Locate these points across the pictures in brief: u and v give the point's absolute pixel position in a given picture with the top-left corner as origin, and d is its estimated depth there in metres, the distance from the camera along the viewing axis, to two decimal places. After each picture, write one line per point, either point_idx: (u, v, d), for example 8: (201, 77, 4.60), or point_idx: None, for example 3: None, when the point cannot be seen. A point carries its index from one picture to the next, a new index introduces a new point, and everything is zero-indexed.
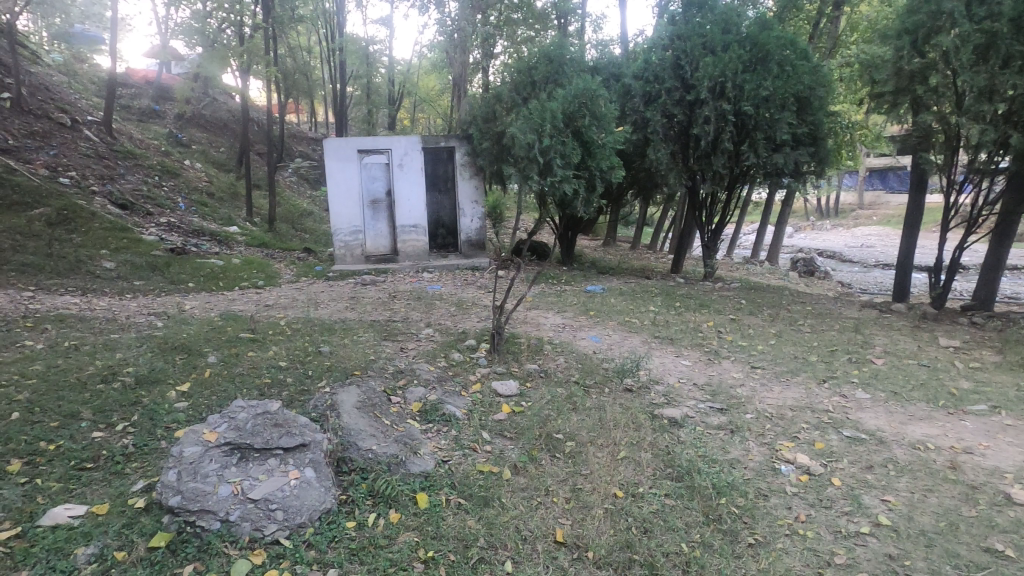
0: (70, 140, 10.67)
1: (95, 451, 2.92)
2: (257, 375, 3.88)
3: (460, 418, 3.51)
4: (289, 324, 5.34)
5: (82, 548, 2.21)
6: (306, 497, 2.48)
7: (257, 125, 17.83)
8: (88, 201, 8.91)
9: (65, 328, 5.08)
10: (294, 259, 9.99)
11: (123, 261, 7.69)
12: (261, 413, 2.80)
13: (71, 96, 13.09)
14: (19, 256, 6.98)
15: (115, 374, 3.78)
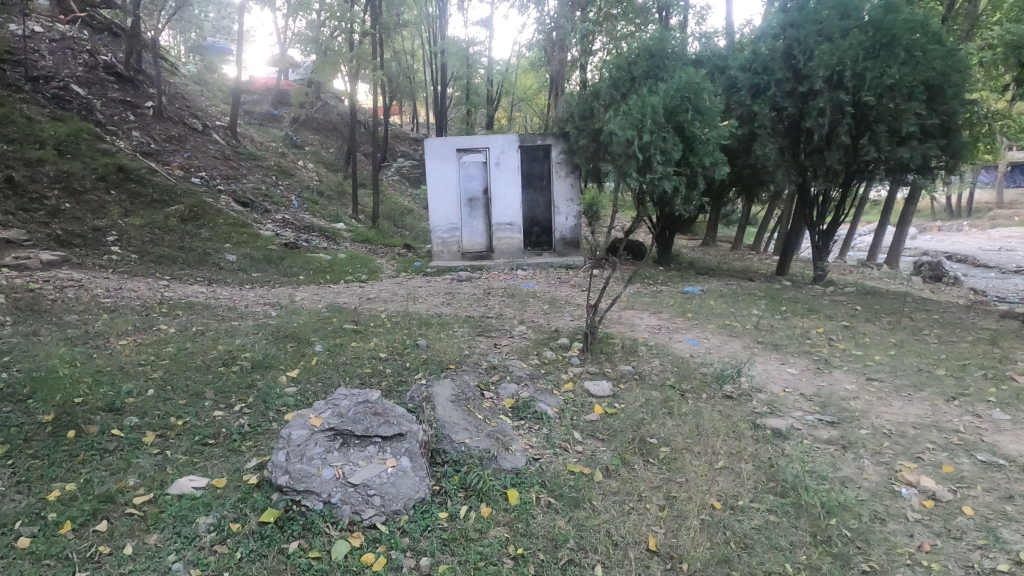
0: (201, 143, 11.71)
1: (216, 428, 3.17)
2: (358, 365, 4.07)
3: (552, 417, 3.50)
4: (389, 317, 5.57)
5: (203, 517, 2.40)
6: (402, 485, 2.56)
7: (363, 127, 18.75)
8: (214, 199, 9.74)
9: (193, 314, 5.58)
10: (395, 255, 10.42)
11: (244, 254, 8.33)
12: (363, 401, 2.93)
13: (203, 104, 14.39)
14: (156, 248, 7.76)
15: (234, 358, 4.11)
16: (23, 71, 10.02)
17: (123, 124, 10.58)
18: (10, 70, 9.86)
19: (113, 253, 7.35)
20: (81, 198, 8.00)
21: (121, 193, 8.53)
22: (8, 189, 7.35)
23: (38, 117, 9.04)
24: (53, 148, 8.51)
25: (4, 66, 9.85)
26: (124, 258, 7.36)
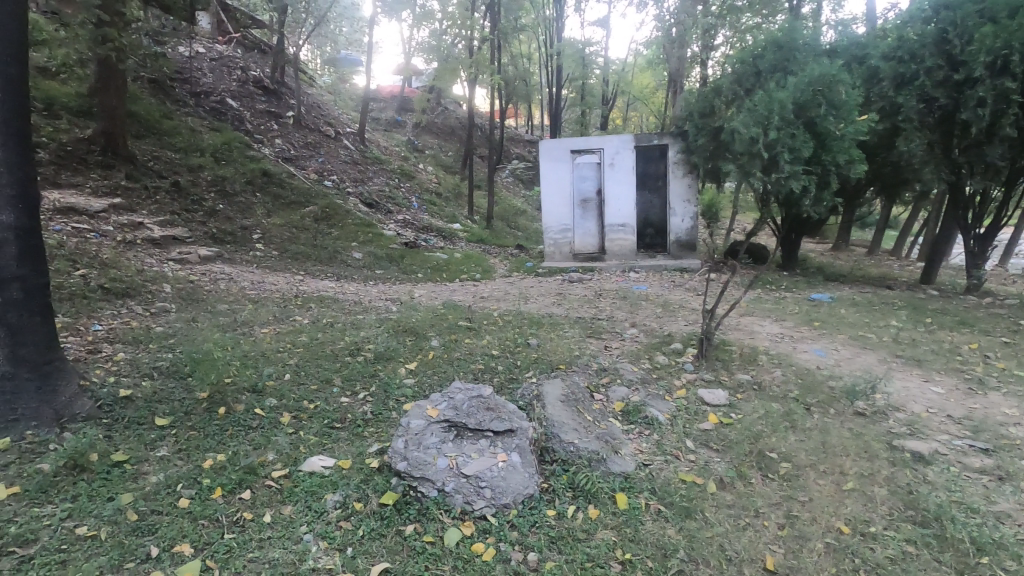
0: (333, 149, 12.65)
1: (342, 413, 3.42)
2: (471, 361, 4.20)
3: (663, 422, 3.42)
4: (501, 316, 5.70)
5: (331, 494, 2.59)
6: (512, 480, 2.62)
7: (480, 131, 19.31)
8: (344, 201, 10.47)
9: (323, 307, 6.05)
10: (507, 255, 10.63)
11: (368, 252, 8.89)
12: (476, 396, 3.03)
13: (335, 112, 15.51)
14: (294, 246, 8.48)
15: (359, 349, 4.41)
16: (188, 88, 11.34)
17: (268, 132, 11.66)
18: (178, 87, 11.19)
19: (257, 249, 8.11)
20: (232, 199, 8.90)
21: (265, 195, 9.39)
22: (174, 192, 8.33)
23: (199, 129, 10.19)
24: (210, 155, 9.55)
25: (174, 84, 11.20)
26: (267, 254, 8.10)
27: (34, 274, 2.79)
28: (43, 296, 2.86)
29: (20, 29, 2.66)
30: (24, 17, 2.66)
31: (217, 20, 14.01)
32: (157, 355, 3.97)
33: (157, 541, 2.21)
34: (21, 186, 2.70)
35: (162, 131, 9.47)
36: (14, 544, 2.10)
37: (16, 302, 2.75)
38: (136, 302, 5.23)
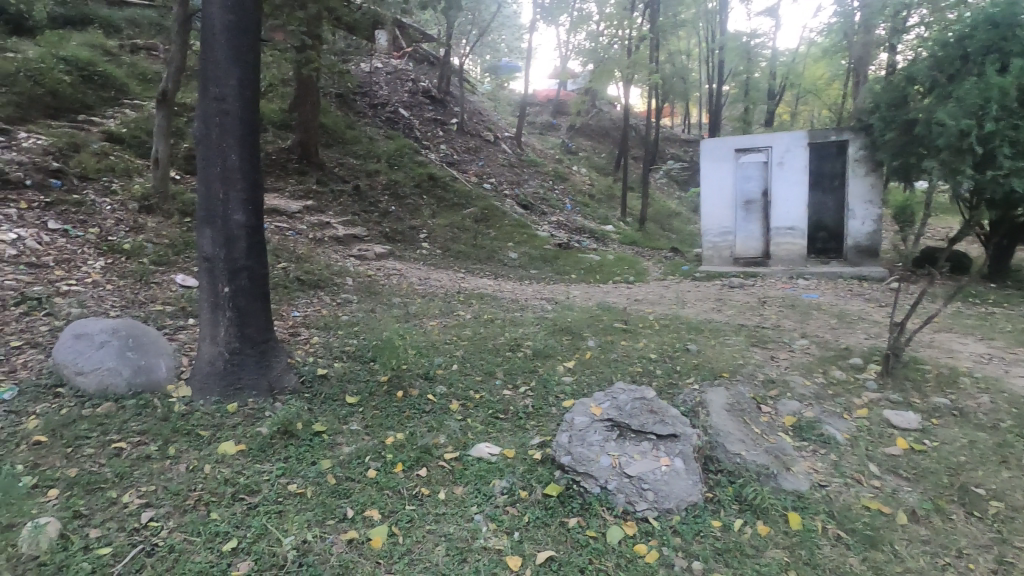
0: (492, 153, 13.21)
1: (505, 405, 3.58)
2: (629, 363, 4.18)
3: (842, 442, 3.15)
4: (657, 319, 5.60)
5: (497, 480, 2.74)
6: (675, 485, 2.58)
7: (635, 131, 19.02)
8: (501, 203, 10.90)
9: (484, 303, 6.36)
10: (662, 258, 10.37)
11: (524, 253, 9.17)
12: (639, 398, 3.02)
13: (495, 118, 16.19)
14: (456, 245, 9.01)
15: (519, 346, 4.58)
16: (368, 100, 12.50)
17: (434, 138, 12.49)
18: (359, 100, 12.37)
19: (423, 248, 8.73)
20: (403, 202, 9.66)
21: (431, 198, 10.07)
22: (355, 196, 9.24)
23: (376, 138, 11.21)
24: (386, 161, 10.45)
25: (356, 98, 12.41)
26: (432, 252, 8.69)
27: (258, 265, 3.27)
28: (264, 284, 3.34)
29: (257, 57, 3.13)
30: (259, 47, 3.14)
31: (393, 37, 15.25)
32: (343, 340, 4.45)
33: (351, 504, 2.49)
34: (252, 190, 3.18)
35: (346, 140, 10.54)
36: (242, 492, 2.48)
37: (244, 288, 3.24)
38: (325, 292, 5.89)
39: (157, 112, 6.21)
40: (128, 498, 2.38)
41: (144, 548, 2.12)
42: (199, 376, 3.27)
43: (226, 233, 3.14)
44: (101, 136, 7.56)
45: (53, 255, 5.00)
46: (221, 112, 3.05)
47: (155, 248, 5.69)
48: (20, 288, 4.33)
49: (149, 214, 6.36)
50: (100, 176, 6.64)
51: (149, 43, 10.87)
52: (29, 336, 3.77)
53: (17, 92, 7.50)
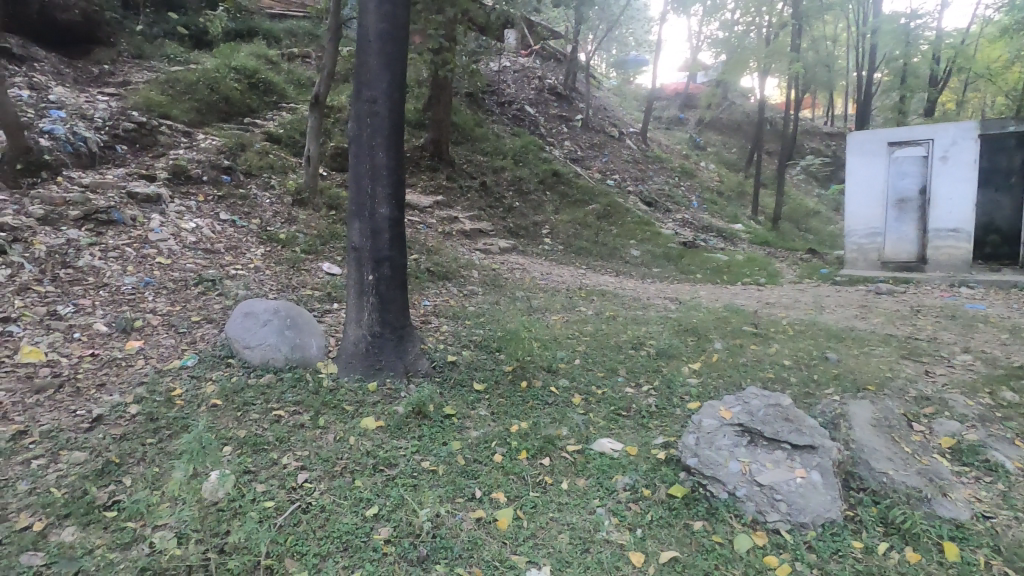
0: (617, 149, 13.06)
1: (627, 402, 3.57)
2: (760, 369, 3.99)
3: (1012, 471, 2.81)
4: (791, 324, 5.27)
5: (620, 476, 2.75)
6: (811, 499, 2.44)
7: (771, 124, 17.92)
8: (625, 200, 10.76)
9: (605, 300, 6.33)
10: (797, 259, 9.72)
11: (647, 251, 8.99)
12: (773, 404, 2.89)
13: (620, 113, 15.98)
14: (578, 241, 9.02)
15: (642, 344, 4.53)
16: (496, 99, 12.86)
17: (559, 135, 12.59)
18: (488, 99, 12.76)
19: (546, 244, 8.83)
20: (527, 197, 9.83)
21: (555, 194, 10.16)
22: (482, 191, 9.55)
23: (503, 135, 11.52)
24: (511, 158, 10.69)
25: (485, 96, 12.81)
26: (554, 247, 8.78)
27: (399, 255, 3.50)
28: (403, 274, 3.57)
29: (404, 62, 3.35)
30: (407, 52, 3.34)
31: (521, 36, 15.52)
32: (471, 329, 4.65)
33: (478, 485, 2.61)
34: (396, 186, 3.41)
35: (475, 138, 10.92)
36: (381, 464, 2.69)
37: (386, 277, 3.49)
38: (453, 284, 6.16)
39: (310, 114, 6.81)
40: (286, 460, 2.66)
41: (300, 505, 2.37)
42: (344, 355, 3.58)
43: (373, 225, 3.40)
44: (263, 137, 8.42)
45: (223, 243, 5.67)
46: (372, 114, 3.30)
47: (306, 238, 6.26)
48: (198, 270, 4.96)
49: (301, 207, 7.00)
50: (261, 172, 7.41)
51: (303, 52, 11.92)
52: (206, 313, 4.31)
53: (198, 98, 8.56)
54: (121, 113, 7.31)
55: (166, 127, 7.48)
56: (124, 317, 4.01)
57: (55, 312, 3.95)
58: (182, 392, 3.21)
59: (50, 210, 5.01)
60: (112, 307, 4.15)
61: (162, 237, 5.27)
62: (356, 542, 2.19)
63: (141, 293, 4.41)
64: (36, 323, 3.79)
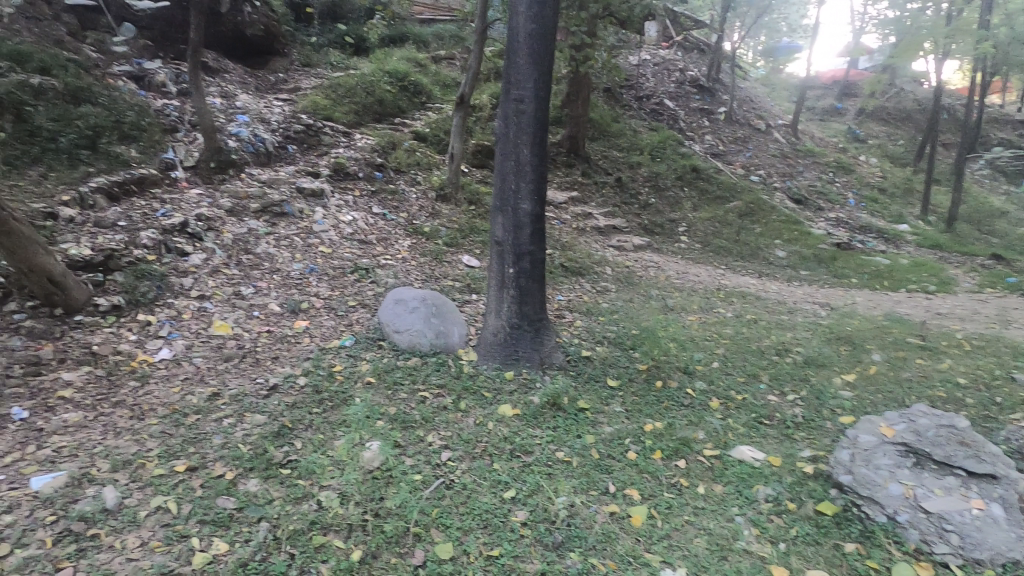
0: (763, 143, 12.29)
1: (770, 411, 3.39)
2: (928, 386, 3.59)
3: None
4: (968, 339, 4.67)
5: (762, 486, 2.63)
6: (990, 533, 2.18)
7: (949, 113, 15.88)
8: (770, 197, 10.11)
9: (746, 303, 6.02)
10: (976, 265, 8.55)
11: (793, 251, 8.38)
12: (946, 425, 2.62)
13: (768, 105, 15.01)
14: (717, 240, 8.61)
15: (787, 351, 4.27)
16: (634, 93, 12.67)
17: (699, 129, 12.11)
18: (626, 94, 12.59)
19: (682, 241, 8.52)
20: (664, 194, 9.57)
21: (693, 190, 9.79)
22: (617, 188, 9.45)
23: (640, 130, 11.31)
24: (649, 154, 10.47)
25: (623, 91, 12.65)
26: (690, 245, 8.44)
27: (538, 250, 3.59)
28: (542, 268, 3.66)
29: (552, 60, 3.42)
30: (554, 50, 3.41)
31: (663, 27, 15.11)
32: (604, 326, 4.64)
33: (612, 480, 2.63)
34: (539, 182, 3.50)
35: (611, 134, 10.84)
36: (518, 450, 2.79)
37: (526, 270, 3.60)
38: (586, 280, 6.18)
39: (455, 114, 7.15)
40: (432, 438, 2.85)
41: (444, 481, 2.54)
42: (484, 344, 3.74)
43: (515, 220, 3.52)
44: (411, 136, 8.98)
45: (375, 234, 6.14)
46: (518, 112, 3.41)
47: (447, 232, 6.60)
48: (354, 259, 5.42)
49: (444, 202, 7.38)
50: (410, 169, 7.91)
51: (449, 54, 12.50)
52: (360, 298, 4.71)
53: (357, 101, 9.31)
54: (293, 117, 8.14)
55: (329, 128, 8.22)
56: (293, 299, 4.50)
57: (240, 292, 4.52)
58: (341, 368, 3.55)
59: (236, 203, 5.72)
60: (283, 290, 4.67)
61: (324, 228, 5.82)
62: (495, 522, 2.31)
63: (307, 278, 4.92)
64: (225, 301, 4.37)
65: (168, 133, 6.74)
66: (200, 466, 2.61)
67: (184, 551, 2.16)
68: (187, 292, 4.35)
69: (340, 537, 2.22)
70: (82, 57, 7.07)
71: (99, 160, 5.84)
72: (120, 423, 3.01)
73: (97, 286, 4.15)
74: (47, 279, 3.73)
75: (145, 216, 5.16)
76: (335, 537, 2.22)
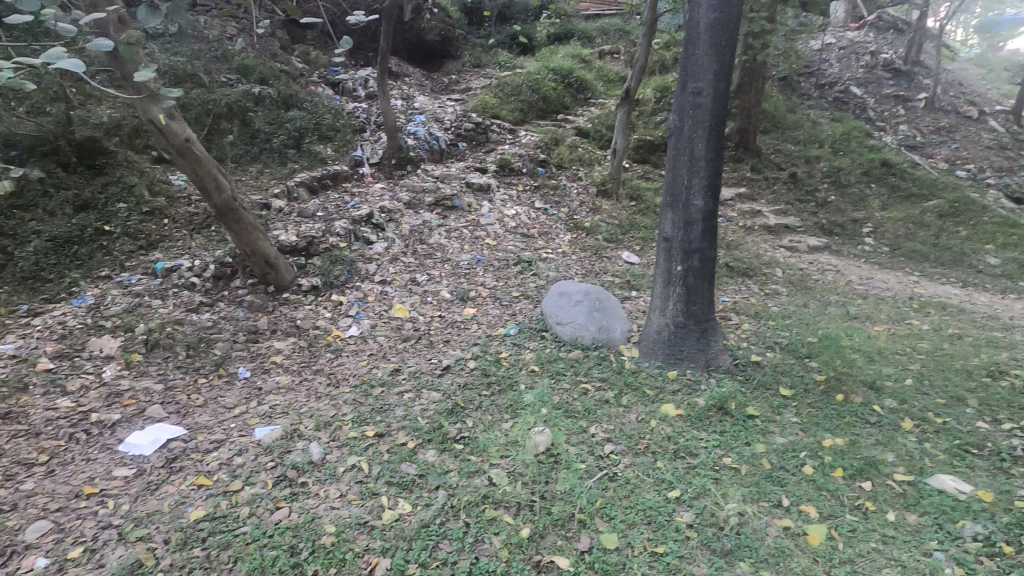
0: (975, 132, 10.63)
1: (979, 439, 2.97)
2: None
3: None
4: None
5: (968, 522, 2.33)
6: None
7: None
8: (981, 194, 8.74)
9: (946, 315, 5.29)
10: None
11: (1011, 259, 7.18)
12: None
13: (983, 88, 12.96)
14: (910, 243, 7.54)
15: (1003, 373, 3.69)
16: (815, 81, 11.65)
17: (893, 118, 10.81)
18: (805, 83, 11.62)
19: (866, 244, 7.57)
20: (847, 190, 8.68)
21: (883, 186, 8.76)
22: (791, 183, 8.76)
23: (820, 121, 10.39)
24: (829, 147, 9.57)
25: (801, 80, 11.69)
26: (876, 249, 7.46)
27: (709, 248, 3.47)
28: (712, 267, 3.53)
29: (735, 50, 3.26)
30: (737, 40, 3.25)
31: (852, 7, 13.70)
32: (775, 331, 4.35)
33: (786, 493, 2.49)
34: (714, 178, 3.37)
35: (787, 126, 10.08)
36: (683, 452, 2.74)
37: (695, 268, 3.49)
38: (753, 281, 5.82)
39: (619, 108, 7.09)
40: (594, 430, 2.89)
41: (607, 473, 2.57)
42: (647, 341, 3.70)
43: (686, 216, 3.43)
44: (574, 132, 9.07)
45: (537, 228, 6.31)
46: (695, 105, 3.30)
47: (607, 227, 6.59)
48: (517, 252, 5.63)
49: (605, 198, 7.35)
50: (571, 165, 8.01)
51: (613, 49, 12.41)
52: (523, 290, 4.87)
53: (523, 99, 9.60)
54: (464, 116, 8.60)
55: (496, 125, 8.57)
56: (462, 288, 4.79)
57: (416, 279, 4.91)
58: (506, 355, 3.72)
59: (413, 196, 6.20)
60: (454, 279, 4.99)
61: (490, 221, 6.10)
62: (660, 520, 2.30)
63: (474, 268, 5.20)
64: (403, 286, 4.76)
65: (357, 133, 7.48)
66: (386, 433, 2.89)
67: (376, 506, 2.42)
68: (372, 277, 4.81)
69: (510, 513, 2.36)
70: (292, 68, 8.09)
71: (303, 158, 6.66)
72: (319, 388, 3.43)
73: (301, 269, 4.74)
74: (264, 261, 4.35)
75: (338, 207, 5.78)
76: (504, 512, 2.36)
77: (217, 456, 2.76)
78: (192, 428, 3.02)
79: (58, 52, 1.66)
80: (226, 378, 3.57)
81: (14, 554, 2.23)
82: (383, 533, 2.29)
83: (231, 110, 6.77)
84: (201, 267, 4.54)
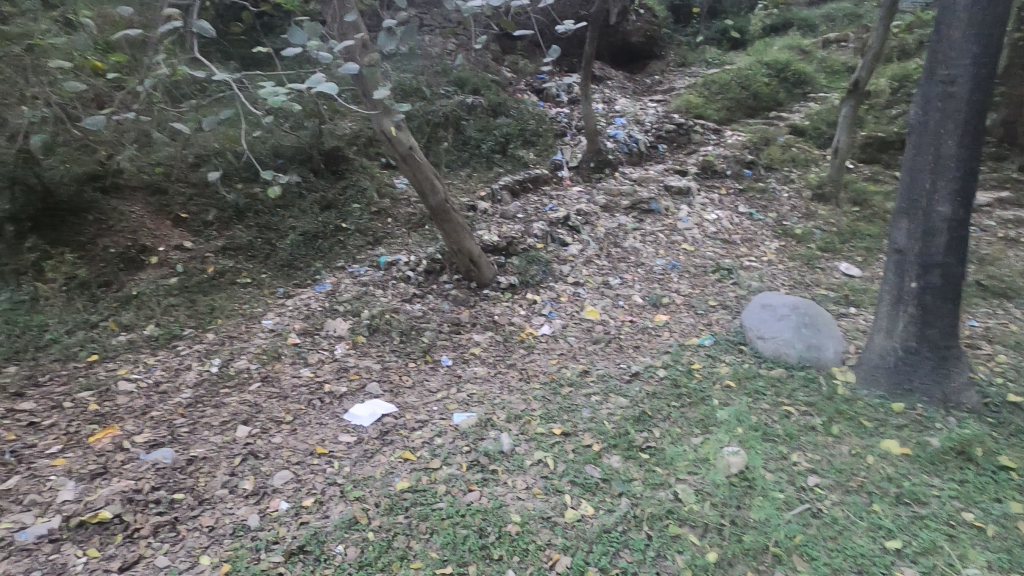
0: None
1: None
2: None
3: None
4: None
5: None
6: None
7: None
8: None
9: None
10: None
11: None
12: None
13: None
14: None
15: None
16: None
17: None
18: None
19: None
20: None
21: None
22: None
23: None
24: None
25: None
26: None
27: (955, 263, 2.95)
28: (958, 285, 3.00)
29: (1004, 26, 2.72)
30: (1008, 15, 2.70)
31: None
32: None
33: None
34: (967, 180, 2.86)
35: None
36: (908, 497, 2.38)
37: (935, 285, 3.00)
38: (1014, 304, 4.82)
39: (845, 103, 6.35)
40: (797, 458, 2.63)
41: (811, 507, 2.33)
42: (866, 366, 3.27)
43: (926, 225, 2.96)
44: (788, 130, 8.33)
45: (740, 234, 5.91)
46: (945, 96, 2.82)
47: (823, 234, 5.95)
48: (716, 258, 5.34)
49: (821, 202, 6.64)
50: (783, 166, 7.36)
51: (841, 37, 11.14)
52: (721, 299, 4.61)
53: (731, 97, 9.07)
54: (666, 117, 8.38)
55: (700, 126, 8.21)
56: (655, 294, 4.68)
57: (608, 282, 4.90)
58: (700, 366, 3.55)
59: (610, 200, 6.21)
60: (647, 284, 4.90)
61: (688, 226, 5.87)
62: (875, 572, 2.04)
63: (669, 274, 5.05)
64: (596, 289, 4.80)
65: (559, 137, 7.70)
66: (572, 433, 2.94)
67: (559, 503, 2.48)
68: (566, 278, 4.92)
69: (695, 533, 2.27)
70: (501, 78, 8.60)
71: (508, 162, 7.05)
72: (512, 382, 3.61)
73: (500, 267, 5.02)
74: (468, 259, 4.69)
75: (537, 210, 6.00)
76: (690, 531, 2.27)
77: (421, 434, 3.04)
78: (401, 407, 3.37)
79: (319, 77, 1.95)
80: (431, 364, 3.92)
81: (266, 494, 2.70)
82: (566, 531, 2.34)
83: (447, 119, 7.40)
84: (416, 261, 5.04)
